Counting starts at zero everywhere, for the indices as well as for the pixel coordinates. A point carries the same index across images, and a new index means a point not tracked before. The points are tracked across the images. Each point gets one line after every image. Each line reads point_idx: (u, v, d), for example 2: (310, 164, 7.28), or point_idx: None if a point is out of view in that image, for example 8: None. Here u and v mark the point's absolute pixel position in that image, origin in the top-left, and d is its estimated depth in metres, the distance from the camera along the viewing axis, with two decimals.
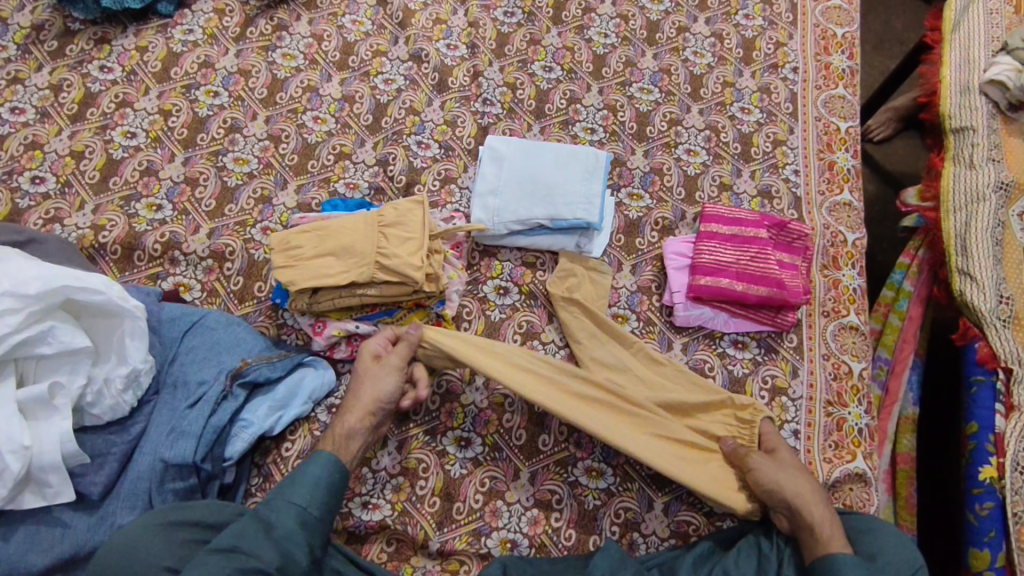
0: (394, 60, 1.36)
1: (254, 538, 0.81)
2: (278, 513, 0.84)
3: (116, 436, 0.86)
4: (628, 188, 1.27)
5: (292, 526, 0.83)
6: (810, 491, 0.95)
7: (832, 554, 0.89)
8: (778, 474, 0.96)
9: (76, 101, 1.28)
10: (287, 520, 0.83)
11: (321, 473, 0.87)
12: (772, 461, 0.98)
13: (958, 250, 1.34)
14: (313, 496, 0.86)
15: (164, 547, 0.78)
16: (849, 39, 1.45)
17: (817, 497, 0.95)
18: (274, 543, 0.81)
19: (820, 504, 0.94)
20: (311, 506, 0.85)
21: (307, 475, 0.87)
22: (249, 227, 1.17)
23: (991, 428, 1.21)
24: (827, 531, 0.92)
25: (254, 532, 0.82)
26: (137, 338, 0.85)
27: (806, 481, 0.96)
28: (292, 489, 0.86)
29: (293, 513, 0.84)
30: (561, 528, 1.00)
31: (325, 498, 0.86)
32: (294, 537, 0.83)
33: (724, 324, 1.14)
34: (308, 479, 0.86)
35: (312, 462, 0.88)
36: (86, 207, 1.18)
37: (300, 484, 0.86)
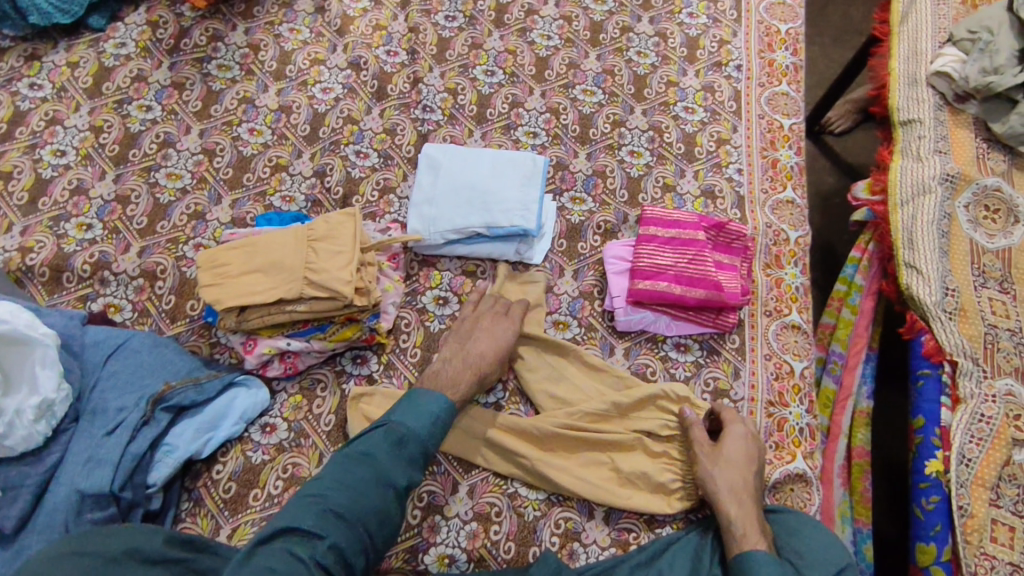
0: (333, 69, 1.34)
1: (383, 452, 0.88)
2: (409, 436, 0.90)
3: (29, 467, 0.84)
4: (570, 192, 1.26)
5: (413, 450, 0.90)
6: (738, 490, 0.96)
7: (748, 551, 0.90)
8: (717, 468, 0.97)
9: (5, 120, 1.25)
10: (416, 441, 0.91)
11: (437, 409, 0.94)
12: (713, 458, 0.98)
13: (904, 244, 1.34)
14: (429, 426, 0.93)
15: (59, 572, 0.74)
16: (793, 35, 1.44)
17: (745, 496, 0.96)
18: (402, 462, 0.88)
19: (743, 504, 0.95)
20: (431, 437, 0.92)
21: (426, 408, 0.93)
22: (182, 244, 1.15)
23: (937, 422, 1.21)
24: (748, 529, 0.93)
25: (386, 446, 0.89)
26: (49, 365, 0.84)
27: (740, 478, 0.97)
28: (412, 418, 0.92)
29: (415, 438, 0.91)
30: (500, 541, 0.98)
31: (439, 430, 0.94)
32: (415, 460, 0.90)
33: (665, 327, 1.13)
34: (427, 411, 0.93)
35: (430, 396, 0.95)
36: (14, 229, 1.16)
37: (418, 415, 0.93)
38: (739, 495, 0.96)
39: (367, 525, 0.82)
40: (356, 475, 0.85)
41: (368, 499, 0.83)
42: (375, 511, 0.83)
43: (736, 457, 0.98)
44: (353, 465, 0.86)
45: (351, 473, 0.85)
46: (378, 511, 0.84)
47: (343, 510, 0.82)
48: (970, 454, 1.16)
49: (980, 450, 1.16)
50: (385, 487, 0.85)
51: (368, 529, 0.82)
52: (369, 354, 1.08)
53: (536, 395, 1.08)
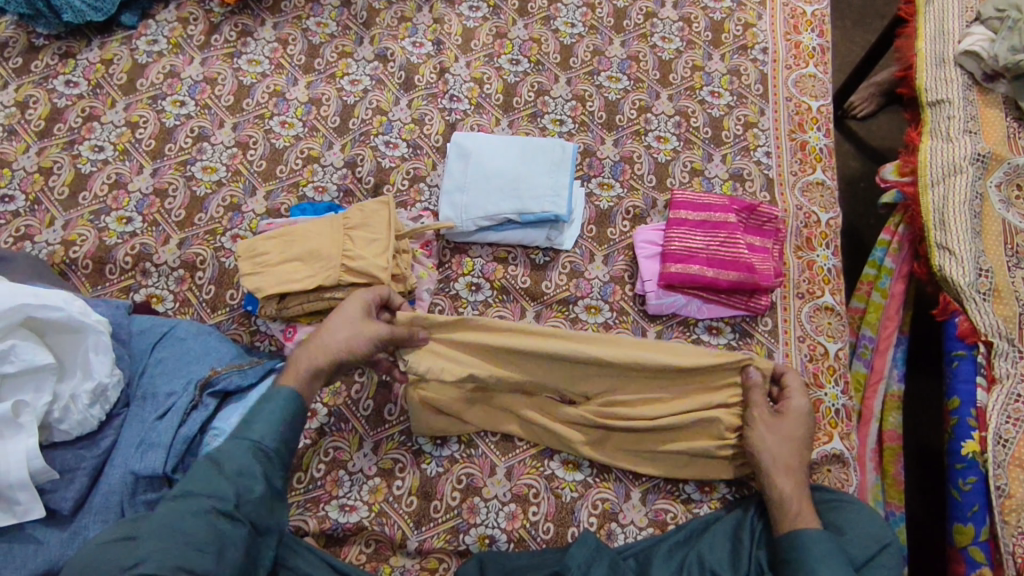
0: (360, 61, 1.35)
1: (207, 478, 0.78)
2: (231, 450, 0.81)
3: (85, 451, 0.86)
4: (599, 178, 1.26)
5: (247, 460, 0.81)
6: (791, 465, 0.95)
7: (799, 531, 0.90)
8: (775, 442, 0.95)
9: (43, 117, 1.28)
10: (243, 455, 0.81)
11: (275, 408, 0.86)
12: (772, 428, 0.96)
13: (936, 225, 1.32)
14: (268, 429, 0.84)
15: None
16: (819, 16, 1.43)
17: (798, 474, 0.95)
18: (228, 480, 0.78)
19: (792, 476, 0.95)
20: (267, 440, 0.83)
21: (262, 415, 0.85)
22: (219, 235, 1.18)
23: (973, 402, 1.20)
24: (794, 503, 0.93)
25: (204, 473, 0.78)
26: (102, 352, 0.86)
27: (791, 450, 0.95)
28: (248, 426, 0.84)
29: (248, 447, 0.82)
30: (539, 522, 1.00)
31: (282, 430, 0.85)
32: (252, 470, 0.80)
33: (697, 311, 1.14)
34: (263, 415, 0.85)
35: (267, 400, 0.86)
36: (56, 222, 1.19)
37: (257, 421, 0.84)
38: (792, 470, 0.95)
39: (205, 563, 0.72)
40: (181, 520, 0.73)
41: (189, 534, 0.72)
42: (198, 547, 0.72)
43: (796, 433, 0.96)
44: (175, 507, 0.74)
45: (175, 518, 0.73)
46: (211, 543, 0.73)
47: (176, 556, 0.70)
48: (1006, 434, 1.16)
49: (1017, 430, 1.15)
50: (215, 515, 0.75)
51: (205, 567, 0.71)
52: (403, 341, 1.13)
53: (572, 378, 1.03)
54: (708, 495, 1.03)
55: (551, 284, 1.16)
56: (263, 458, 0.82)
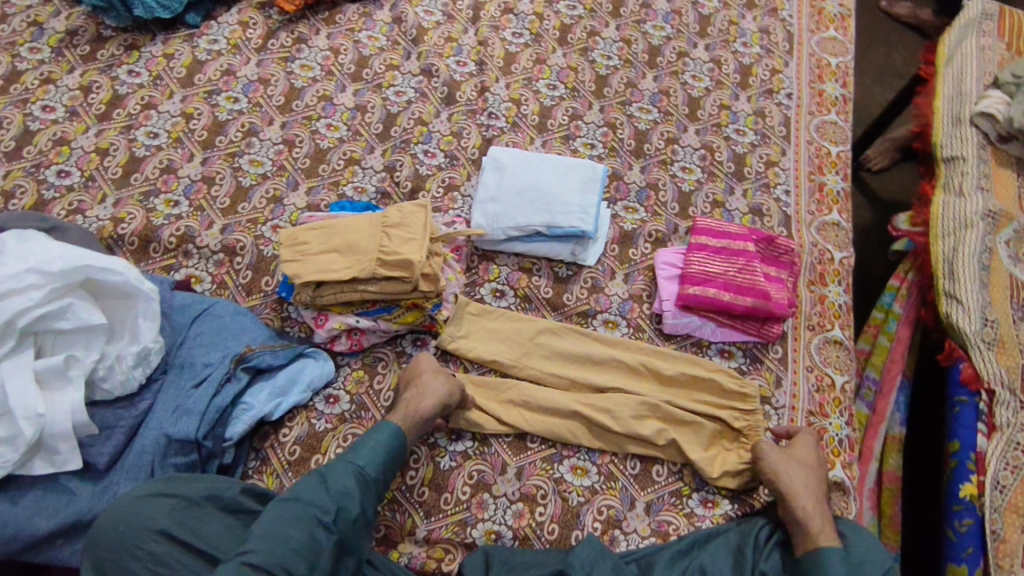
0: (406, 74, 1.43)
1: (314, 490, 0.87)
2: (338, 470, 0.90)
3: (124, 410, 0.91)
4: (624, 202, 1.32)
5: (349, 482, 0.89)
6: (809, 488, 0.99)
7: (822, 551, 0.93)
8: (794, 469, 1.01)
9: (104, 101, 1.35)
10: (347, 476, 0.90)
11: (382, 442, 0.95)
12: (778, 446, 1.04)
13: (945, 275, 1.37)
14: (371, 460, 0.92)
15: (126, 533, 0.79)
16: (842, 69, 1.51)
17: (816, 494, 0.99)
18: (331, 496, 0.87)
19: (810, 497, 0.99)
20: (370, 469, 0.92)
21: (370, 444, 0.94)
22: (260, 224, 1.23)
23: (972, 447, 1.23)
24: (815, 525, 0.96)
25: (311, 485, 0.87)
26: (150, 319, 0.91)
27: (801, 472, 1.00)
28: (354, 454, 0.93)
29: (351, 471, 0.91)
30: (545, 522, 1.03)
31: (382, 462, 0.93)
32: (351, 493, 0.88)
33: (710, 333, 1.18)
34: (368, 445, 0.94)
35: (376, 431, 0.96)
36: (108, 200, 1.25)
37: (362, 449, 0.93)
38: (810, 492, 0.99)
39: (299, 567, 0.80)
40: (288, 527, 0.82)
41: (290, 538, 0.81)
42: (299, 553, 0.81)
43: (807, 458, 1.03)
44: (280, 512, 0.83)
45: (283, 521, 0.82)
46: (304, 551, 0.82)
47: (278, 558, 0.79)
48: (1004, 481, 1.19)
49: (1014, 478, 1.18)
50: (315, 524, 0.84)
51: (297, 572, 0.80)
52: (428, 338, 1.15)
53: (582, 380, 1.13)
54: (711, 511, 1.05)
55: (572, 296, 1.21)
56: (362, 483, 0.90)
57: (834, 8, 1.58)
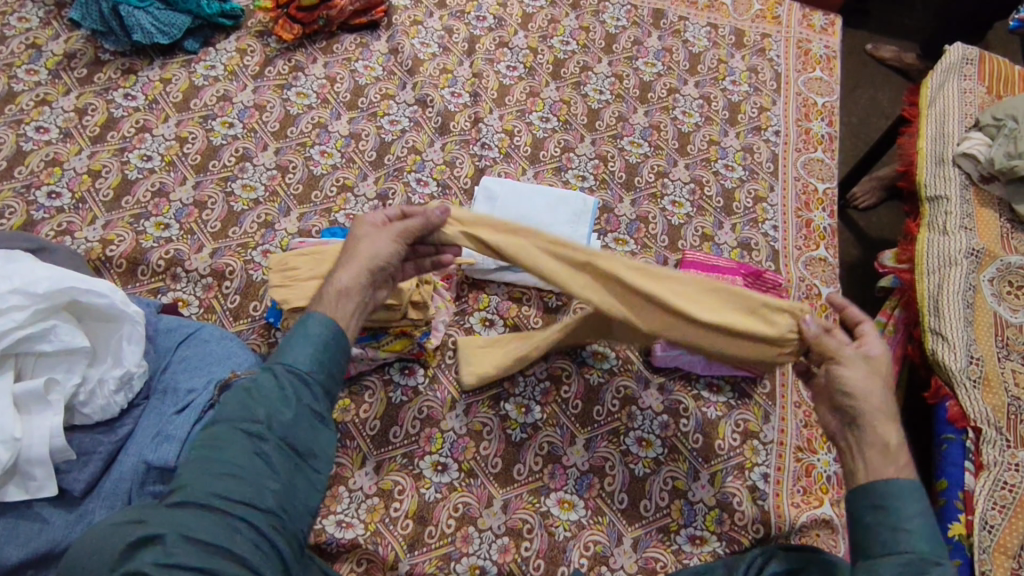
0: (401, 104, 1.45)
1: (241, 405, 0.77)
2: (266, 376, 0.79)
3: (103, 436, 0.89)
4: (614, 234, 1.33)
5: (276, 387, 0.78)
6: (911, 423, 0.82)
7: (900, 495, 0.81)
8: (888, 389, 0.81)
9: (99, 124, 1.36)
10: (274, 380, 0.79)
11: (317, 332, 0.82)
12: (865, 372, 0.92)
13: (931, 311, 1.38)
14: (305, 358, 0.81)
15: None
16: (829, 108, 1.54)
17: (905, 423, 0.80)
18: (257, 404, 0.76)
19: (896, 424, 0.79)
20: (300, 368, 0.80)
21: (301, 339, 0.82)
22: (251, 249, 1.23)
23: (960, 485, 1.24)
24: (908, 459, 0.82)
25: (237, 398, 0.77)
26: (134, 342, 0.91)
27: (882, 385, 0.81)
28: (279, 354, 0.81)
29: (281, 372, 0.79)
30: (530, 557, 1.01)
31: (314, 354, 0.81)
32: (282, 396, 0.78)
33: (701, 367, 1.16)
34: (296, 339, 0.82)
35: (302, 325, 0.83)
36: (97, 222, 1.24)
37: (289, 348, 0.81)
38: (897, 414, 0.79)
39: (244, 491, 0.71)
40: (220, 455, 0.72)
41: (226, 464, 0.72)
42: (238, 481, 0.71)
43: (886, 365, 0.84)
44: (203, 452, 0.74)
45: (211, 447, 0.74)
46: (247, 473, 0.72)
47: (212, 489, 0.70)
48: (992, 520, 1.18)
49: (1003, 518, 1.17)
50: (246, 440, 0.74)
51: (242, 497, 0.70)
52: (416, 366, 1.15)
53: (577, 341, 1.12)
54: (699, 548, 1.04)
55: None
56: (296, 382, 0.79)
57: (820, 49, 1.62)
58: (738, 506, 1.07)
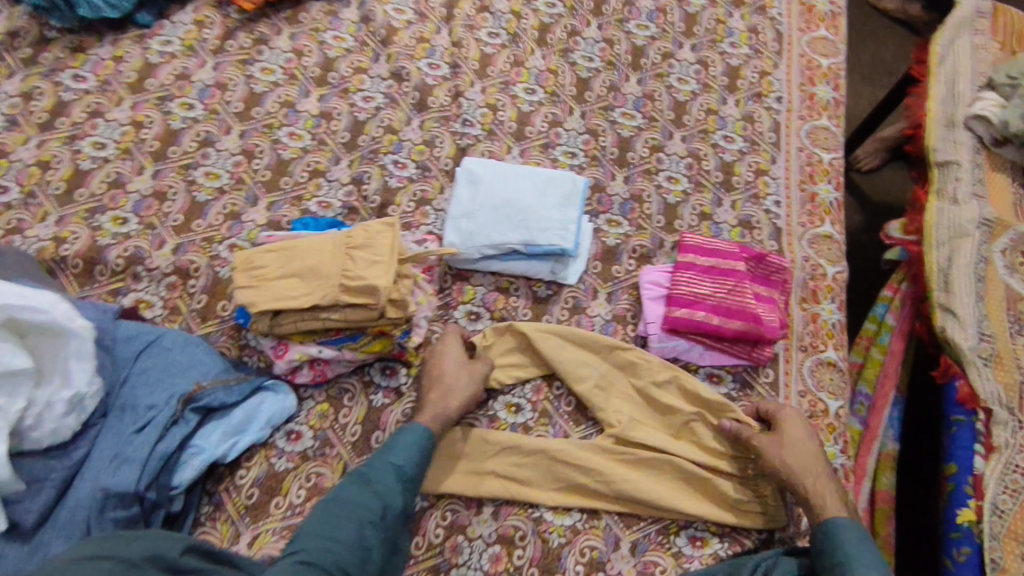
0: (375, 78, 1.34)
1: (360, 490, 0.89)
2: (378, 468, 0.91)
3: (56, 461, 0.83)
4: (607, 214, 1.25)
5: (391, 481, 0.91)
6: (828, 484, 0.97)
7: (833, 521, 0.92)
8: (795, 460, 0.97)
9: (46, 109, 1.25)
10: (386, 475, 0.91)
11: (418, 441, 0.95)
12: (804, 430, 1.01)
13: (940, 287, 1.30)
14: (410, 458, 0.93)
15: None
16: (834, 70, 1.44)
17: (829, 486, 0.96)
18: (376, 495, 0.89)
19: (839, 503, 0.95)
20: (409, 467, 0.93)
21: (403, 443, 0.94)
22: (216, 243, 1.15)
23: (969, 469, 1.17)
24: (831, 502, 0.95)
25: (357, 485, 0.90)
26: (83, 360, 0.83)
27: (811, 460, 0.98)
28: (391, 452, 0.93)
29: (391, 471, 0.92)
30: (523, 566, 0.96)
31: (419, 457, 0.94)
32: (394, 491, 0.90)
33: (699, 357, 1.11)
34: (403, 443, 0.94)
35: (408, 430, 0.96)
36: (49, 218, 1.15)
37: (399, 448, 0.94)
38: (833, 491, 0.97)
39: (344, 565, 0.82)
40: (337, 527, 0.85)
41: (344, 539, 0.84)
42: (349, 557, 0.83)
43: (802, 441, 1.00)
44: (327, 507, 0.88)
45: (326, 518, 0.85)
46: (356, 551, 0.84)
47: (329, 560, 0.81)
48: (1003, 505, 1.12)
49: (1014, 502, 1.12)
50: (362, 525, 0.86)
51: (349, 571, 0.83)
52: (399, 367, 1.07)
53: (583, 386, 1.06)
54: (700, 550, 0.99)
55: (552, 318, 1.14)
56: (403, 481, 0.91)
57: (825, 6, 1.51)
58: None
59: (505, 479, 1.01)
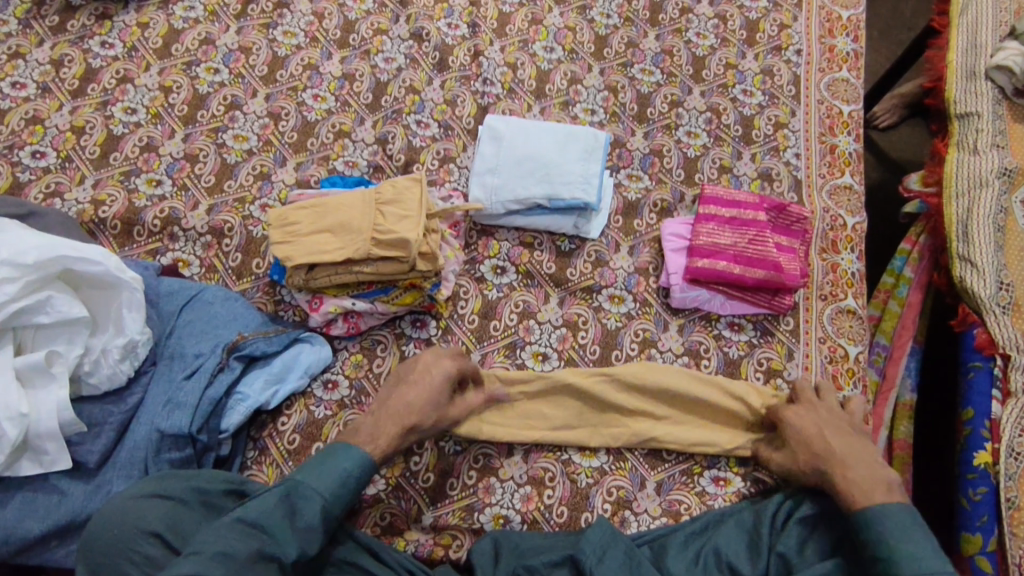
0: (395, 39, 1.35)
1: (280, 522, 0.80)
2: (305, 499, 0.82)
3: (112, 406, 0.88)
4: (627, 169, 1.26)
5: (313, 516, 0.82)
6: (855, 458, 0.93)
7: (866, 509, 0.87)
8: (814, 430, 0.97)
9: (77, 76, 1.28)
10: (310, 508, 0.82)
11: (350, 471, 0.86)
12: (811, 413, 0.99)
13: (959, 237, 1.31)
14: (337, 490, 0.84)
15: (116, 532, 0.75)
16: (855, 22, 1.43)
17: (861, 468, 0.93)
18: (294, 533, 0.80)
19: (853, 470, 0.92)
20: (336, 501, 0.84)
21: (336, 470, 0.85)
22: (248, 204, 1.18)
23: (986, 414, 1.18)
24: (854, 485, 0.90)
25: (278, 513, 0.80)
26: (134, 309, 0.87)
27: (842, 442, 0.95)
28: (324, 484, 0.84)
29: (318, 503, 0.82)
30: (553, 505, 1.01)
31: (347, 495, 0.86)
32: (315, 528, 0.82)
33: (720, 307, 1.14)
34: (333, 472, 0.85)
35: (345, 455, 0.87)
36: (86, 181, 1.19)
37: (326, 478, 0.84)
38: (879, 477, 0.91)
39: None
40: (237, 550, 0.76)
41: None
42: None
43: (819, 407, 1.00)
44: (234, 532, 0.78)
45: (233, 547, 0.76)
46: None
47: None
48: (1019, 448, 1.14)
49: None
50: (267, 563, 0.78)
51: None
52: (428, 319, 1.10)
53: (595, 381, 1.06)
54: (723, 489, 1.03)
55: (575, 271, 1.16)
56: (324, 515, 0.82)
57: None
58: None
59: (542, 430, 1.04)
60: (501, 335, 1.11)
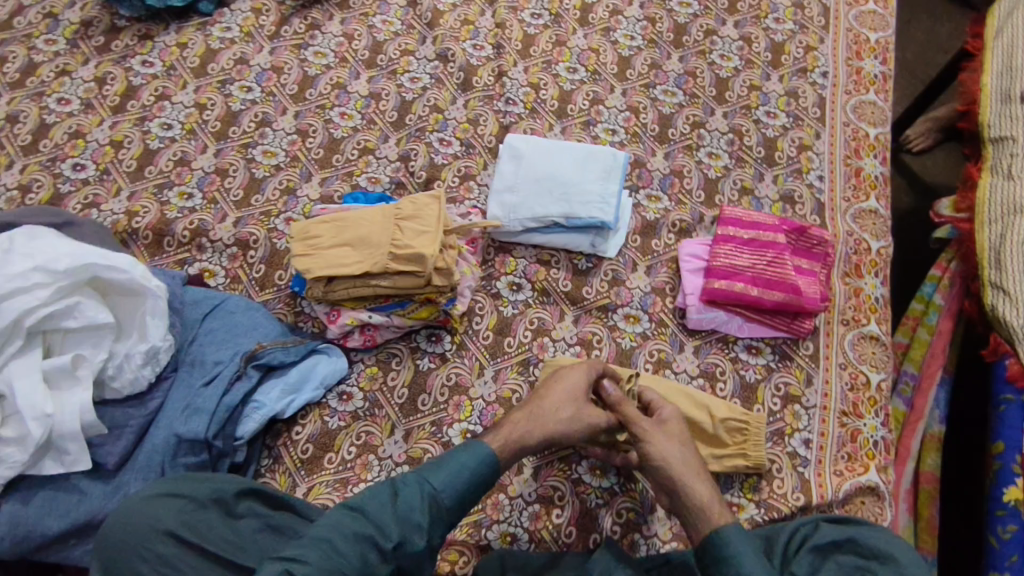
0: (421, 60, 1.38)
1: (380, 506, 0.82)
2: (412, 488, 0.83)
3: (133, 409, 0.91)
4: (647, 190, 1.26)
5: (417, 504, 0.82)
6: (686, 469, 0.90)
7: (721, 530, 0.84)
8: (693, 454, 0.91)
9: (119, 93, 1.34)
10: (415, 498, 0.82)
11: (467, 463, 0.86)
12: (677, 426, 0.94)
13: (991, 264, 1.25)
14: (450, 481, 0.84)
15: (132, 529, 0.77)
16: (883, 44, 1.41)
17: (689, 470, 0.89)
18: (397, 519, 0.81)
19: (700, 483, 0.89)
20: (446, 493, 0.84)
21: (454, 464, 0.86)
22: (274, 217, 1.21)
23: (1019, 448, 1.13)
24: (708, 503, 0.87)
25: (380, 498, 0.82)
26: (158, 317, 0.90)
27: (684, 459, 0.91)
28: (433, 474, 0.85)
29: (424, 493, 0.83)
30: (562, 524, 1.00)
31: (460, 486, 0.85)
32: (418, 516, 0.82)
33: (737, 329, 1.13)
34: (452, 465, 0.85)
35: (465, 450, 0.87)
36: (122, 193, 1.24)
37: (442, 470, 0.85)
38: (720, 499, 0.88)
39: None
40: (332, 534, 0.78)
41: (344, 557, 0.77)
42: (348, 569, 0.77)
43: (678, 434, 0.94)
44: (341, 518, 0.80)
45: (334, 527, 0.79)
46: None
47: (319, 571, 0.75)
48: None
49: None
50: (369, 548, 0.79)
51: None
52: (443, 334, 1.11)
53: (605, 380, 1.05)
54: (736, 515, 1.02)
55: (592, 290, 1.16)
56: (433, 507, 0.83)
57: None
58: (777, 473, 1.04)
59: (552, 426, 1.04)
60: (515, 352, 1.10)
